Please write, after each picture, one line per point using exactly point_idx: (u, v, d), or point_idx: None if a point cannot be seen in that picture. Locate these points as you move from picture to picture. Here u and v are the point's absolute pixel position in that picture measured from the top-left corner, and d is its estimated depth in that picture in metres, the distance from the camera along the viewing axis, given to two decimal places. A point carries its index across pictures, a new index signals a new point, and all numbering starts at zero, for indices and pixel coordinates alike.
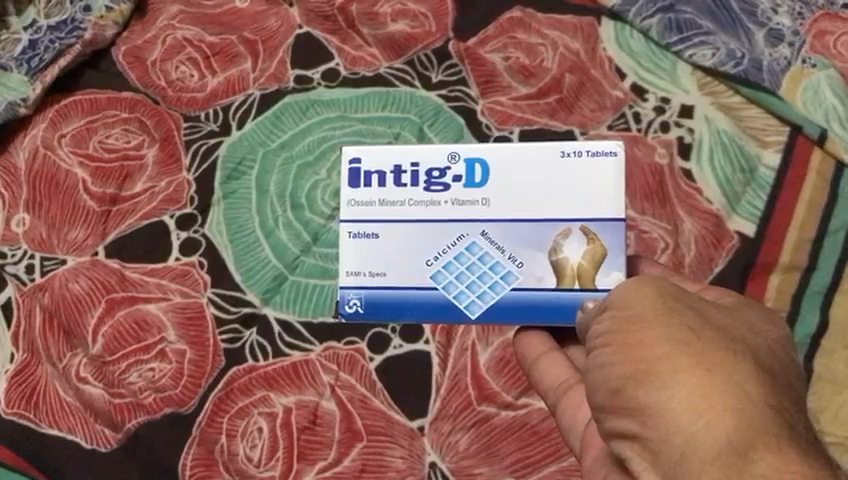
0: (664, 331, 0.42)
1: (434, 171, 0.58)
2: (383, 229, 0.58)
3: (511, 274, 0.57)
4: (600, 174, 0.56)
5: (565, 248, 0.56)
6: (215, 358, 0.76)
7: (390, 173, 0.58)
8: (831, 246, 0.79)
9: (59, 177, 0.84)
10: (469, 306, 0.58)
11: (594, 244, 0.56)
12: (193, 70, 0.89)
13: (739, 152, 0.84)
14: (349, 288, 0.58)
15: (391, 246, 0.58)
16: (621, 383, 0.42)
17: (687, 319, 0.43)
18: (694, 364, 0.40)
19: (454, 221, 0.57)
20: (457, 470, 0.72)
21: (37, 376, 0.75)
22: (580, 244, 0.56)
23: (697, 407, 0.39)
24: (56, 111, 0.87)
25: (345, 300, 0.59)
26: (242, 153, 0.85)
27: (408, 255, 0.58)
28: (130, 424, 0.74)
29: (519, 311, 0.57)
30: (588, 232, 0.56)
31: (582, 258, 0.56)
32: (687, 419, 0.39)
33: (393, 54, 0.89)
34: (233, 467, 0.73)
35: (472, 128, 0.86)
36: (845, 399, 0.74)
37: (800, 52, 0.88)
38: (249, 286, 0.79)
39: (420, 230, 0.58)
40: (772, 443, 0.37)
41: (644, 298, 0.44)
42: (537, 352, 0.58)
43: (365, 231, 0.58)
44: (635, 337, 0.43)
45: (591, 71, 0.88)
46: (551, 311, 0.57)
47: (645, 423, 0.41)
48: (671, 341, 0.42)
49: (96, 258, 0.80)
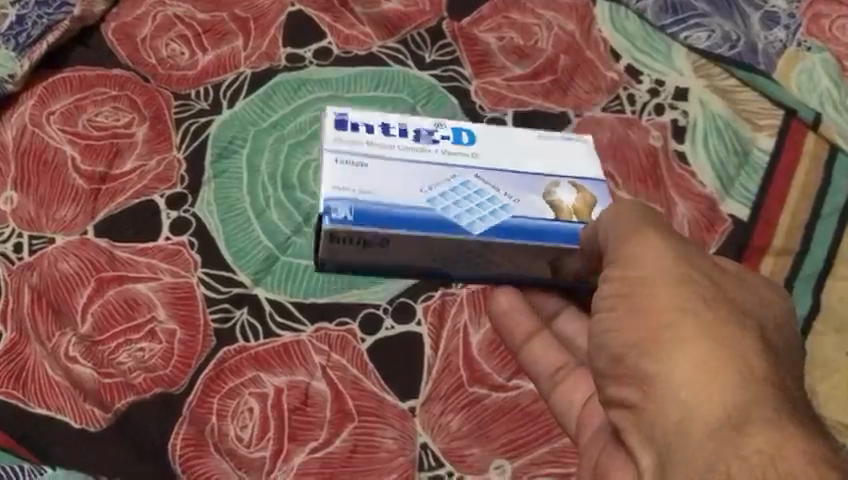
0: (672, 293, 0.46)
1: (422, 130, 0.72)
2: (371, 162, 0.68)
3: (508, 205, 0.68)
4: (577, 149, 0.73)
5: (559, 192, 0.70)
6: (204, 339, 0.75)
7: (378, 126, 0.71)
8: (824, 228, 0.80)
9: (48, 154, 0.82)
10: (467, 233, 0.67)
11: (583, 193, 0.70)
12: (183, 47, 0.89)
13: (733, 135, 0.83)
14: (344, 203, 0.66)
15: (378, 174, 0.68)
16: (625, 350, 0.46)
17: (692, 281, 0.47)
18: (699, 336, 0.44)
19: (445, 165, 0.70)
20: (448, 451, 0.72)
21: (25, 356, 0.74)
22: (571, 190, 0.70)
23: (698, 381, 0.43)
24: (44, 89, 0.86)
25: (335, 208, 0.66)
26: (233, 132, 0.84)
27: (401, 185, 0.68)
28: (120, 404, 0.73)
29: (517, 232, 0.67)
30: (575, 185, 0.71)
31: (575, 200, 0.69)
32: (688, 391, 0.43)
33: (385, 34, 0.89)
34: (223, 447, 0.71)
35: (466, 108, 0.84)
36: (836, 382, 0.74)
37: (796, 35, 0.89)
38: (239, 266, 0.78)
39: (415, 169, 0.69)
40: (767, 418, 0.41)
41: (651, 253, 0.48)
42: (523, 330, 0.63)
43: (355, 162, 0.68)
44: (640, 296, 0.47)
45: (585, 52, 0.88)
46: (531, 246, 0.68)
47: (645, 393, 0.44)
48: (680, 309, 0.46)
49: (85, 237, 0.79)
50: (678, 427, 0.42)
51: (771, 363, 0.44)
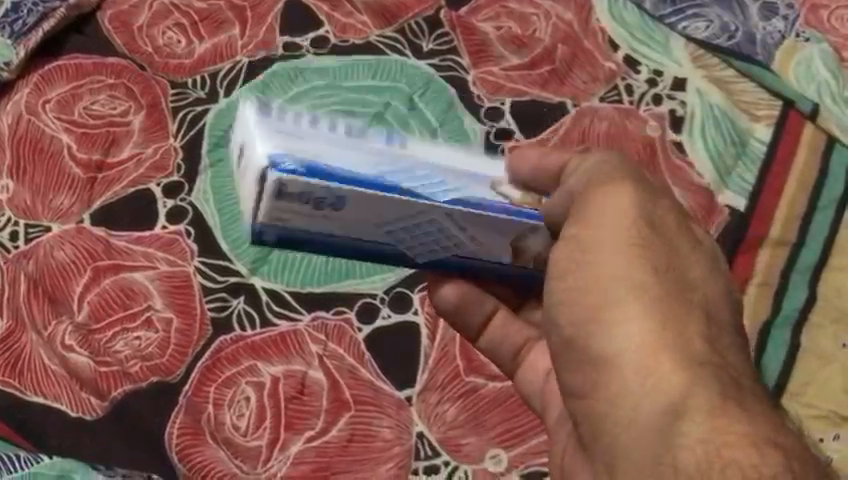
0: (627, 265, 0.46)
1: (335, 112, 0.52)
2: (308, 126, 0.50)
3: (473, 178, 0.51)
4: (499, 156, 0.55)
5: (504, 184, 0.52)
6: (201, 328, 0.75)
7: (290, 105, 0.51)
8: (821, 219, 0.80)
9: (43, 143, 0.82)
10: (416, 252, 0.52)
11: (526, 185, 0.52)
12: (179, 36, 0.88)
13: (731, 126, 0.83)
14: (296, 155, 0.48)
15: (316, 140, 0.49)
16: (575, 328, 0.47)
17: (641, 239, 0.46)
18: (650, 320, 0.45)
19: (381, 138, 0.51)
20: (444, 441, 0.72)
21: (21, 344, 0.74)
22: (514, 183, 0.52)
23: (647, 370, 0.44)
24: (40, 77, 0.85)
25: (282, 163, 0.47)
26: (230, 121, 0.83)
27: (346, 153, 0.49)
28: (116, 392, 0.73)
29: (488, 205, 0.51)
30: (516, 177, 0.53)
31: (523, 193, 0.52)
32: (638, 380, 0.44)
33: (383, 23, 0.88)
34: (219, 436, 0.72)
35: (464, 98, 0.85)
36: (829, 373, 0.75)
37: (794, 26, 0.89)
38: (235, 255, 0.78)
39: (356, 139, 0.50)
40: (705, 406, 0.42)
41: (620, 210, 0.47)
42: (480, 325, 0.59)
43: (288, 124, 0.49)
44: (592, 267, 0.46)
45: (583, 42, 0.88)
46: (482, 230, 0.51)
47: (597, 377, 0.45)
48: (634, 290, 0.45)
49: (81, 225, 0.79)
50: (628, 414, 0.44)
51: (717, 347, 0.45)
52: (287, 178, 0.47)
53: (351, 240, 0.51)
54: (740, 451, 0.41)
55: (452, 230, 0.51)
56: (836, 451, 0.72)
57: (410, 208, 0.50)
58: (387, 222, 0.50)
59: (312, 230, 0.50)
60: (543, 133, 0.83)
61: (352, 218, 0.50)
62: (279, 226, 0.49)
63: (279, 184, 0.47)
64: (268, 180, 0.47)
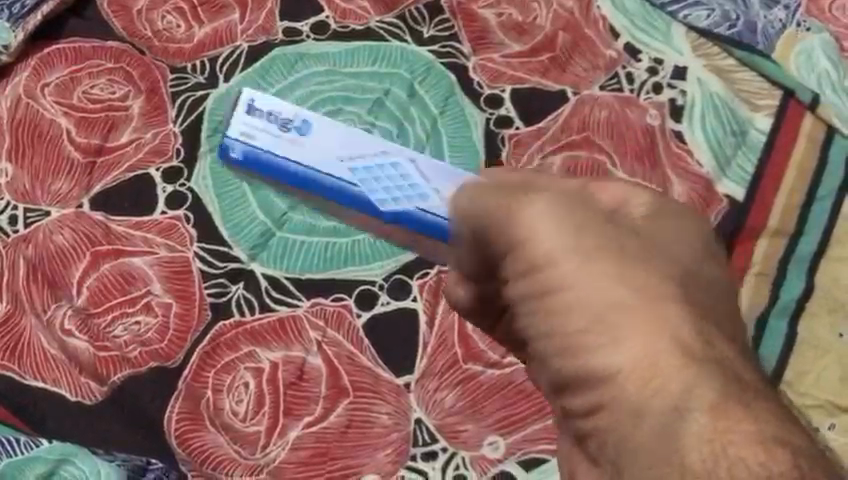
0: (590, 270, 0.42)
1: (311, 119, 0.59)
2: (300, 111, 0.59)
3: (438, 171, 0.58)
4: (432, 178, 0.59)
5: None
6: (200, 313, 0.75)
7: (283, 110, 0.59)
8: (819, 210, 0.80)
9: (42, 127, 0.82)
10: (381, 199, 0.57)
11: None
12: (179, 20, 0.87)
13: (731, 115, 0.84)
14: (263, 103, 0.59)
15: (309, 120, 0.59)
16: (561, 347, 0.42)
17: (603, 244, 0.43)
18: (637, 330, 0.41)
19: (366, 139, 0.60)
20: (442, 427, 0.72)
21: (20, 328, 0.74)
22: None
23: (642, 378, 0.40)
24: (39, 60, 0.85)
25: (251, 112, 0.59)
26: (229, 106, 0.83)
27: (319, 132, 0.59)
28: (116, 377, 0.73)
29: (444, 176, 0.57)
30: None
31: None
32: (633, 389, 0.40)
33: (383, 8, 0.88)
34: (219, 421, 0.72)
35: (463, 85, 0.85)
36: (827, 363, 0.75)
37: (795, 16, 0.88)
38: (235, 242, 0.78)
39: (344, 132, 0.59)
40: None
41: (561, 205, 0.44)
42: None
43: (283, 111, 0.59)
44: (557, 291, 0.43)
45: (584, 30, 0.87)
46: (450, 185, 0.56)
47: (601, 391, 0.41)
48: (606, 303, 0.42)
49: (80, 210, 0.79)
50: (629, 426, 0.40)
51: None
52: (257, 95, 0.59)
53: (321, 173, 0.57)
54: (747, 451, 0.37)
55: (412, 176, 0.57)
56: (831, 440, 0.73)
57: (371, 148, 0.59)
58: (349, 158, 0.58)
59: (281, 152, 0.58)
60: (542, 121, 0.83)
61: (316, 146, 0.58)
62: (245, 141, 0.58)
63: (249, 100, 0.59)
64: (242, 95, 0.59)
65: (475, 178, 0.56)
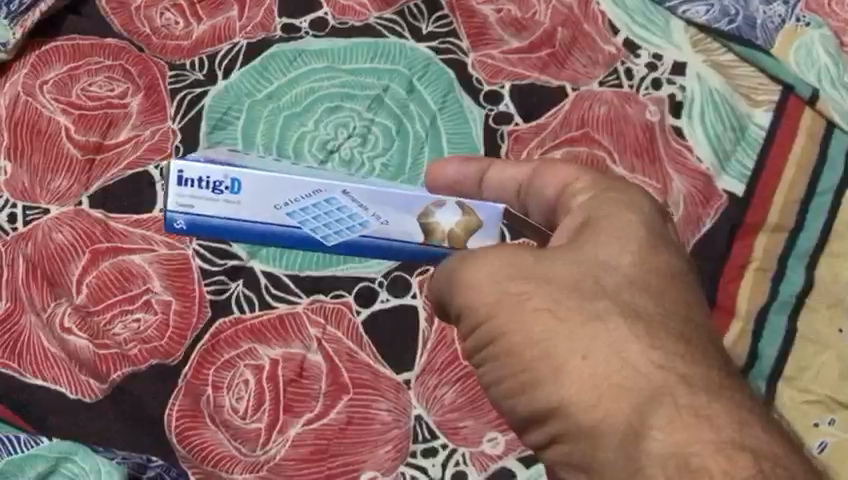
0: (525, 326, 0.46)
1: (251, 176, 0.56)
2: (237, 173, 0.55)
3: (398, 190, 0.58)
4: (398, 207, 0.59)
5: (436, 214, 0.57)
6: (200, 310, 0.75)
7: (214, 180, 0.55)
8: (818, 205, 0.80)
9: (41, 124, 0.82)
10: (323, 234, 0.57)
11: (468, 216, 0.57)
12: (177, 17, 0.87)
13: (730, 110, 0.83)
14: (193, 174, 0.55)
15: (246, 183, 0.56)
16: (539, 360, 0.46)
17: (535, 302, 0.47)
18: (609, 352, 0.45)
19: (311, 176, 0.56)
20: (442, 424, 0.73)
21: (19, 326, 0.74)
22: (453, 212, 0.57)
23: (620, 388, 0.44)
24: (38, 58, 0.85)
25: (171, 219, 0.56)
26: (228, 103, 0.83)
27: (260, 193, 0.56)
28: (116, 375, 0.73)
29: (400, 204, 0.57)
30: (461, 204, 0.57)
31: (455, 225, 0.57)
32: (616, 396, 0.44)
33: (382, 4, 0.87)
34: (219, 418, 0.72)
35: (462, 82, 0.85)
36: (827, 358, 0.75)
37: (795, 10, 0.88)
38: (234, 239, 0.77)
39: (282, 181, 0.56)
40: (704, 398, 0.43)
41: (492, 269, 0.48)
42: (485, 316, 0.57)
43: (215, 179, 0.55)
44: (509, 330, 0.47)
45: (583, 25, 0.87)
46: (388, 208, 0.57)
47: (587, 395, 0.44)
48: (565, 333, 0.46)
49: (79, 208, 0.79)
50: (615, 424, 0.43)
51: None
52: (185, 163, 0.55)
53: (260, 225, 0.56)
54: (709, 459, 0.41)
55: (349, 205, 0.57)
56: (831, 435, 0.73)
57: (302, 186, 0.56)
58: (284, 202, 0.56)
59: (218, 218, 0.56)
60: (542, 118, 0.83)
61: (251, 202, 0.56)
62: (186, 212, 0.56)
63: (179, 171, 0.55)
64: (169, 168, 0.55)
65: (415, 198, 0.57)
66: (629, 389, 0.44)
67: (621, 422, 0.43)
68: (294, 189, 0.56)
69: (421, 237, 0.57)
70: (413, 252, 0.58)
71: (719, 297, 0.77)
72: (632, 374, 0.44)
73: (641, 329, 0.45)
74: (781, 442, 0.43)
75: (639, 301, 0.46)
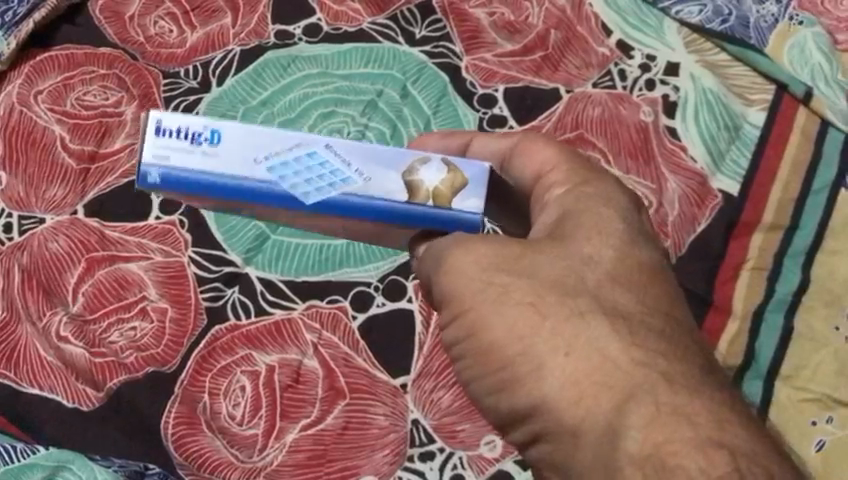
0: (510, 320, 0.46)
1: (235, 126, 0.49)
2: (218, 126, 0.48)
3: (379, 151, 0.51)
4: None
5: (420, 172, 0.49)
6: (196, 317, 0.75)
7: (194, 130, 0.48)
8: (813, 203, 0.80)
9: (36, 134, 0.82)
10: (300, 190, 0.49)
11: (453, 173, 0.49)
12: (171, 25, 0.88)
13: (724, 109, 0.84)
14: (173, 124, 0.48)
15: (230, 136, 0.48)
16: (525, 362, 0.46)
17: (519, 295, 0.46)
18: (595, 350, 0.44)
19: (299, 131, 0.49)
20: (439, 427, 0.73)
21: (16, 336, 0.74)
22: (437, 170, 0.49)
23: (605, 387, 0.44)
24: (32, 68, 0.85)
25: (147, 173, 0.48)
26: (222, 110, 0.83)
27: (245, 145, 0.48)
28: (112, 383, 0.73)
29: (385, 160, 0.49)
30: (446, 162, 0.50)
31: (439, 184, 0.49)
32: (601, 394, 0.44)
33: (375, 9, 0.88)
34: (216, 425, 0.72)
35: (456, 86, 0.85)
36: (823, 356, 0.75)
37: (787, 9, 0.89)
38: (230, 245, 0.78)
39: (268, 134, 0.49)
40: (689, 395, 0.43)
41: (479, 257, 0.47)
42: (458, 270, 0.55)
43: (196, 130, 0.48)
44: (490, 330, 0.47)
45: (576, 27, 0.87)
46: (371, 164, 0.49)
47: (573, 394, 0.44)
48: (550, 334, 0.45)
49: (75, 216, 0.79)
50: (600, 424, 0.43)
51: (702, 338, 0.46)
52: (163, 114, 0.48)
53: (236, 181, 0.48)
54: (689, 457, 0.40)
55: (333, 161, 0.49)
56: (829, 434, 0.72)
57: (284, 140, 0.49)
58: (263, 156, 0.48)
59: (187, 174, 0.48)
60: (536, 120, 0.83)
61: (231, 155, 0.48)
62: (163, 164, 0.48)
63: (157, 121, 0.48)
64: (147, 117, 0.48)
65: (399, 153, 0.49)
66: (617, 385, 0.43)
67: (608, 419, 0.43)
68: (278, 139, 0.49)
69: (405, 198, 0.49)
70: (399, 215, 0.49)
71: (715, 296, 0.77)
72: (619, 369, 0.44)
73: (629, 325, 0.45)
74: (770, 440, 0.43)
75: (627, 298, 0.46)
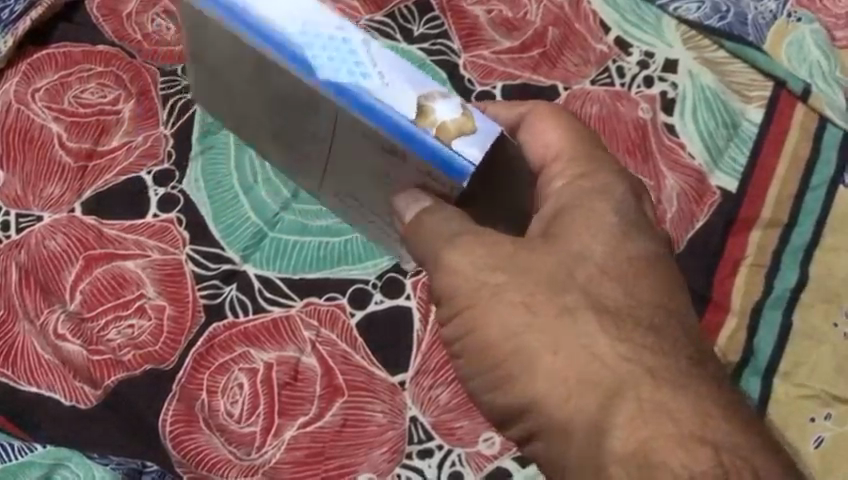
0: (502, 319, 0.50)
1: None
2: None
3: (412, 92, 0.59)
4: None
5: (437, 105, 0.57)
6: (194, 314, 0.75)
7: None
8: (812, 200, 0.81)
9: (34, 132, 0.82)
10: (322, 65, 0.59)
11: (465, 119, 0.56)
12: (169, 23, 0.88)
13: (722, 106, 0.84)
14: None
15: None
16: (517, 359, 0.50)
17: (512, 296, 0.50)
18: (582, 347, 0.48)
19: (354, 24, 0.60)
20: (437, 424, 0.73)
21: (14, 335, 0.74)
22: (453, 109, 0.57)
23: (589, 382, 0.48)
24: (28, 65, 0.85)
25: None
26: None
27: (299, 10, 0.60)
28: (111, 381, 0.73)
29: (412, 83, 0.58)
30: (464, 107, 0.57)
31: (450, 121, 0.56)
32: (586, 389, 0.48)
33: (374, 7, 0.87)
34: (214, 423, 0.72)
35: (454, 83, 0.84)
36: (822, 352, 0.75)
37: (786, 7, 0.89)
38: (228, 243, 0.78)
39: (322, 13, 0.60)
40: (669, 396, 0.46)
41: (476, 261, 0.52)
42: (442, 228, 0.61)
43: None
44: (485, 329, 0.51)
45: (574, 25, 0.87)
46: (398, 76, 0.58)
47: (560, 389, 0.48)
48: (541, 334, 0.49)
49: (73, 214, 0.78)
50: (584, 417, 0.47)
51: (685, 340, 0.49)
52: None
53: (274, 34, 0.60)
54: (670, 454, 0.45)
55: (366, 60, 0.59)
56: (828, 430, 0.73)
57: (334, 24, 0.60)
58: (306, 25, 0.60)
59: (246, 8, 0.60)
60: None
61: (282, 10, 0.60)
62: None
63: None
64: None
65: (428, 84, 0.58)
66: (602, 382, 0.47)
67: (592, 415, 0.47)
68: (327, 21, 0.60)
69: (414, 116, 0.57)
70: (393, 124, 0.57)
71: (715, 293, 0.77)
72: (605, 366, 0.48)
73: (616, 321, 0.49)
74: (750, 432, 0.47)
75: (616, 291, 0.50)
